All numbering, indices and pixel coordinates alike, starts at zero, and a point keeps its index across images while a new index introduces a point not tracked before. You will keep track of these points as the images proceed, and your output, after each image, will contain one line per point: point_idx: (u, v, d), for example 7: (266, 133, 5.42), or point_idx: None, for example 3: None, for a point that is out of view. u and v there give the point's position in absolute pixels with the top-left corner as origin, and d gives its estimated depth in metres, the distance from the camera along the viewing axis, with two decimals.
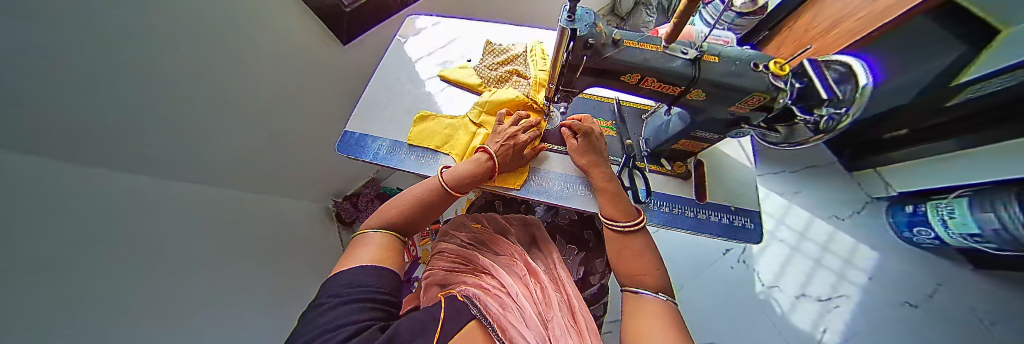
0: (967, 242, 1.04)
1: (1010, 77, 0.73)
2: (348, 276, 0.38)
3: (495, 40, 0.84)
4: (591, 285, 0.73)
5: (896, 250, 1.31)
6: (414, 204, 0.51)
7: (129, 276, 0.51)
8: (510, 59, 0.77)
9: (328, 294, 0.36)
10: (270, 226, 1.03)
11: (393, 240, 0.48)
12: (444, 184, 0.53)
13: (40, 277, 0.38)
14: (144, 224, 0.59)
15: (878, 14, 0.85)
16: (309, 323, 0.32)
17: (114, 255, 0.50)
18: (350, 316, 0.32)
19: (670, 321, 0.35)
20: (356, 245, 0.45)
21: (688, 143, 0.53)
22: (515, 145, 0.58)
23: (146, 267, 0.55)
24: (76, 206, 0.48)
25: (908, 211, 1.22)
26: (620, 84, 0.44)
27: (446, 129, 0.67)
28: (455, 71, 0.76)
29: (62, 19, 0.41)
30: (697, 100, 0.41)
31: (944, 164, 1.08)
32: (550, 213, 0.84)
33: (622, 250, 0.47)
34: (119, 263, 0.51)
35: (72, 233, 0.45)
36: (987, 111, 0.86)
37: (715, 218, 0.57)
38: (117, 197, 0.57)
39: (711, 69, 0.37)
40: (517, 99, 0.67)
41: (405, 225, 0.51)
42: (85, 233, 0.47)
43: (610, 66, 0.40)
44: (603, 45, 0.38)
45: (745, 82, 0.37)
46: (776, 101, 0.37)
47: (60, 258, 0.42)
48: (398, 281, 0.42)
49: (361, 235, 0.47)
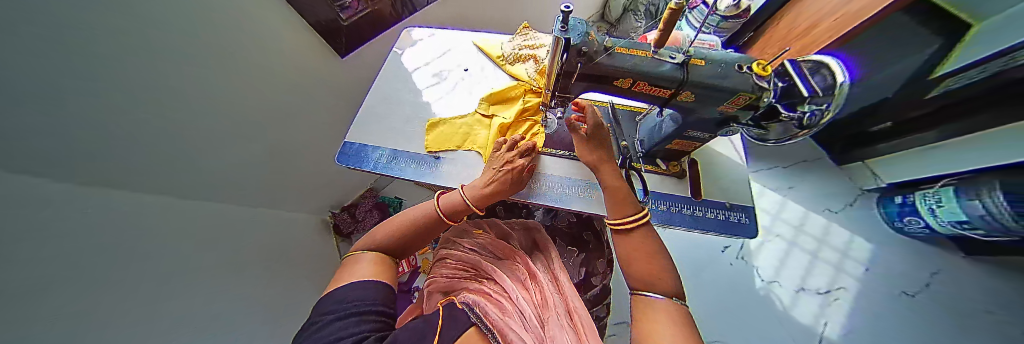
0: (955, 229, 1.05)
1: (983, 68, 0.76)
2: (343, 292, 0.37)
3: (505, 41, 0.88)
4: (593, 287, 0.73)
5: (891, 240, 1.33)
6: (406, 228, 0.51)
7: (109, 294, 0.50)
8: (536, 45, 0.84)
9: (322, 310, 0.35)
10: (270, 240, 1.03)
11: (383, 257, 0.47)
12: (441, 213, 0.53)
13: (16, 304, 0.36)
14: (124, 248, 0.55)
15: (852, 15, 0.88)
16: (306, 340, 0.32)
17: (80, 285, 0.46)
18: (347, 329, 0.31)
19: (685, 326, 0.31)
20: (348, 265, 0.44)
21: (681, 143, 0.55)
22: (513, 170, 0.55)
23: (130, 300, 0.52)
24: (64, 224, 0.47)
25: (897, 201, 1.24)
26: (614, 89, 0.45)
27: (460, 128, 0.70)
28: (485, 43, 0.88)
29: (34, 28, 0.38)
30: (687, 101, 0.43)
31: (922, 153, 1.11)
32: (550, 216, 0.84)
33: (633, 251, 0.43)
34: (97, 300, 0.47)
35: (42, 260, 0.42)
36: (968, 104, 0.88)
37: (711, 214, 0.58)
38: (106, 220, 0.55)
39: (698, 72, 0.38)
40: (519, 86, 0.75)
41: (394, 252, 0.50)
42: (52, 261, 0.43)
43: (604, 71, 0.41)
44: (596, 52, 0.39)
45: (730, 83, 0.38)
46: (761, 101, 0.39)
47: (28, 293, 0.38)
48: (390, 293, 0.42)
49: (352, 256, 0.47)
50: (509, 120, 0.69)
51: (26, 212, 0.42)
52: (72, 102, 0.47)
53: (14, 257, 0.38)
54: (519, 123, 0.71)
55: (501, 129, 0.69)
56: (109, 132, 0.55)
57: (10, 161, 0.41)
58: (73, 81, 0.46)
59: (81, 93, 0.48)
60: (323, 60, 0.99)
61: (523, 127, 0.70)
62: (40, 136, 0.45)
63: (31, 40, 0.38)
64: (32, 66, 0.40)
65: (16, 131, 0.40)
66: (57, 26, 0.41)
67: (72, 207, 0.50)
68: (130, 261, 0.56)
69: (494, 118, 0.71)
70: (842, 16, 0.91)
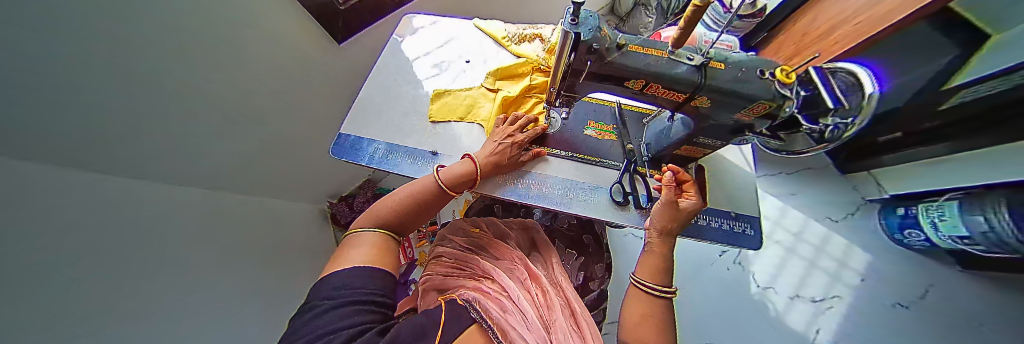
0: (954, 244, 1.04)
1: (1004, 82, 0.72)
2: (342, 277, 0.35)
3: (509, 26, 0.85)
4: (591, 291, 0.72)
5: (889, 251, 1.32)
6: (408, 203, 0.48)
7: (119, 288, 0.50)
8: (540, 25, 0.83)
9: (319, 296, 0.33)
10: (270, 230, 1.02)
11: (385, 240, 0.44)
12: (442, 185, 0.50)
13: (36, 295, 0.36)
14: (130, 243, 0.54)
15: (877, 20, 0.79)
16: (302, 327, 0.30)
17: (94, 276, 0.46)
18: (347, 319, 0.30)
19: None
20: (347, 245, 0.41)
21: (688, 148, 0.53)
22: (513, 144, 0.56)
23: (138, 294, 0.52)
24: (85, 216, 0.48)
25: (900, 213, 1.22)
26: (625, 90, 0.43)
27: (465, 100, 0.71)
28: (488, 24, 0.86)
29: (43, 17, 0.36)
30: (703, 107, 0.40)
31: (930, 168, 1.09)
32: (549, 217, 0.82)
33: (645, 315, 0.39)
34: (107, 292, 0.47)
35: (61, 253, 0.42)
36: (975, 118, 0.87)
37: (715, 224, 0.57)
38: (117, 211, 0.55)
39: (717, 75, 0.36)
40: (526, 63, 0.75)
41: (397, 227, 0.48)
42: (70, 254, 0.43)
43: (616, 70, 0.38)
44: (607, 50, 0.36)
45: (751, 89, 0.35)
46: (782, 109, 0.37)
47: (50, 280, 0.39)
48: (392, 281, 0.40)
49: (352, 234, 0.44)
50: (513, 95, 0.70)
51: (48, 206, 0.42)
52: (84, 99, 0.47)
53: (32, 249, 0.37)
54: (524, 99, 0.72)
55: (502, 103, 0.69)
56: (116, 126, 0.54)
57: (16, 151, 0.39)
58: (82, 71, 0.44)
59: (94, 86, 0.47)
60: (322, 48, 0.95)
61: (526, 103, 0.71)
62: (51, 129, 0.43)
63: (45, 36, 0.37)
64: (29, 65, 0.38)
65: (27, 125, 0.39)
66: (70, 20, 0.40)
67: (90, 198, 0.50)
68: (137, 256, 0.55)
69: (499, 91, 0.72)
70: (865, 20, 0.83)
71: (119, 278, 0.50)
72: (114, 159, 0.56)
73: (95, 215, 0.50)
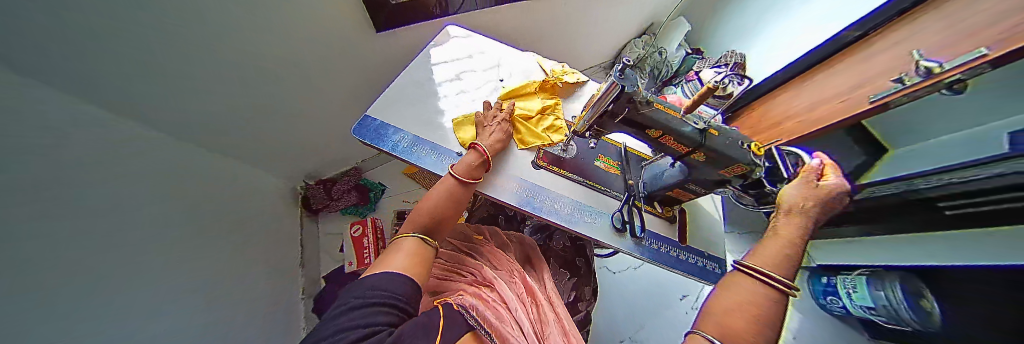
0: (866, 313, 1.22)
1: (904, 184, 0.90)
2: (373, 280, 0.39)
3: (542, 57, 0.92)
4: (579, 312, 0.75)
5: (813, 313, 1.51)
6: (438, 205, 0.53)
7: (60, 235, 0.43)
8: None
9: (350, 295, 0.36)
10: (241, 206, 1.01)
11: (425, 247, 0.49)
12: (455, 175, 0.56)
13: None
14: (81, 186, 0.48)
15: (813, 121, 1.00)
16: (328, 322, 0.33)
17: (43, 215, 0.40)
18: (362, 319, 0.32)
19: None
20: (391, 252, 0.47)
21: (678, 192, 0.63)
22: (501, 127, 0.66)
23: (72, 246, 0.45)
24: (49, 149, 0.42)
25: (823, 281, 1.38)
26: (643, 135, 0.51)
27: None
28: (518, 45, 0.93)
29: None
30: (698, 160, 0.51)
31: (851, 245, 1.28)
32: (544, 237, 0.87)
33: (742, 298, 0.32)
34: (46, 237, 0.40)
35: (18, 186, 0.36)
36: (876, 211, 1.05)
37: (692, 260, 0.66)
38: (76, 145, 0.48)
39: (713, 140, 0.46)
40: (532, 83, 0.79)
41: (433, 225, 0.52)
42: (26, 184, 0.38)
43: (639, 118, 0.47)
44: (640, 102, 0.45)
45: (735, 153, 0.47)
46: (754, 173, 0.48)
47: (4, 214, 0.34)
48: (415, 289, 0.41)
49: (395, 241, 0.49)
50: (530, 112, 0.73)
51: (57, 154, 0.44)
52: (86, 25, 0.44)
53: None
54: (541, 116, 0.75)
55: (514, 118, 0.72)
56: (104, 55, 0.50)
57: None
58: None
59: (105, 17, 0.45)
60: (363, 35, 0.97)
61: (545, 120, 0.75)
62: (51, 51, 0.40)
63: None
64: (44, 29, 0.39)
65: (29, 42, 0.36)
66: None
67: (91, 147, 0.52)
68: (107, 207, 0.53)
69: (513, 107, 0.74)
70: (801, 121, 1.05)
71: (62, 225, 0.43)
72: (86, 88, 0.51)
73: (57, 147, 0.44)
